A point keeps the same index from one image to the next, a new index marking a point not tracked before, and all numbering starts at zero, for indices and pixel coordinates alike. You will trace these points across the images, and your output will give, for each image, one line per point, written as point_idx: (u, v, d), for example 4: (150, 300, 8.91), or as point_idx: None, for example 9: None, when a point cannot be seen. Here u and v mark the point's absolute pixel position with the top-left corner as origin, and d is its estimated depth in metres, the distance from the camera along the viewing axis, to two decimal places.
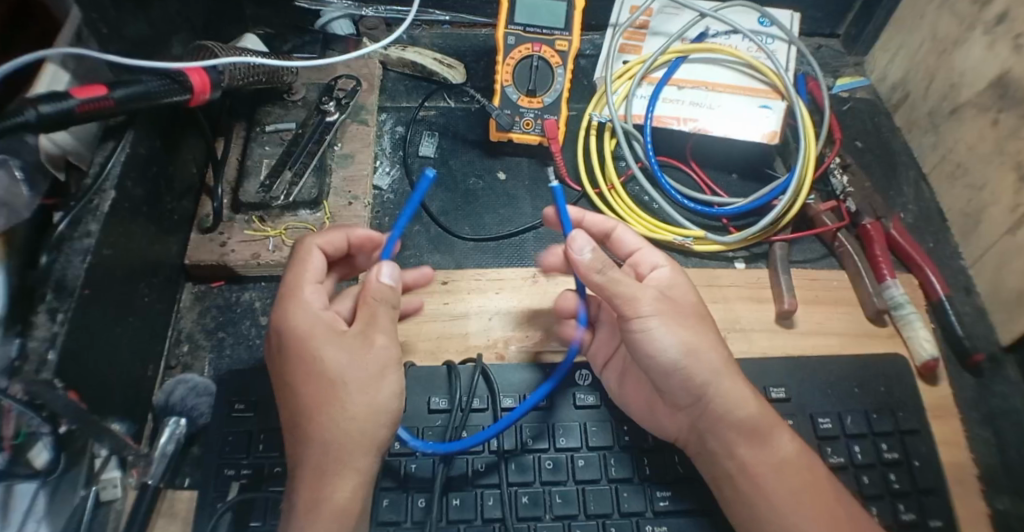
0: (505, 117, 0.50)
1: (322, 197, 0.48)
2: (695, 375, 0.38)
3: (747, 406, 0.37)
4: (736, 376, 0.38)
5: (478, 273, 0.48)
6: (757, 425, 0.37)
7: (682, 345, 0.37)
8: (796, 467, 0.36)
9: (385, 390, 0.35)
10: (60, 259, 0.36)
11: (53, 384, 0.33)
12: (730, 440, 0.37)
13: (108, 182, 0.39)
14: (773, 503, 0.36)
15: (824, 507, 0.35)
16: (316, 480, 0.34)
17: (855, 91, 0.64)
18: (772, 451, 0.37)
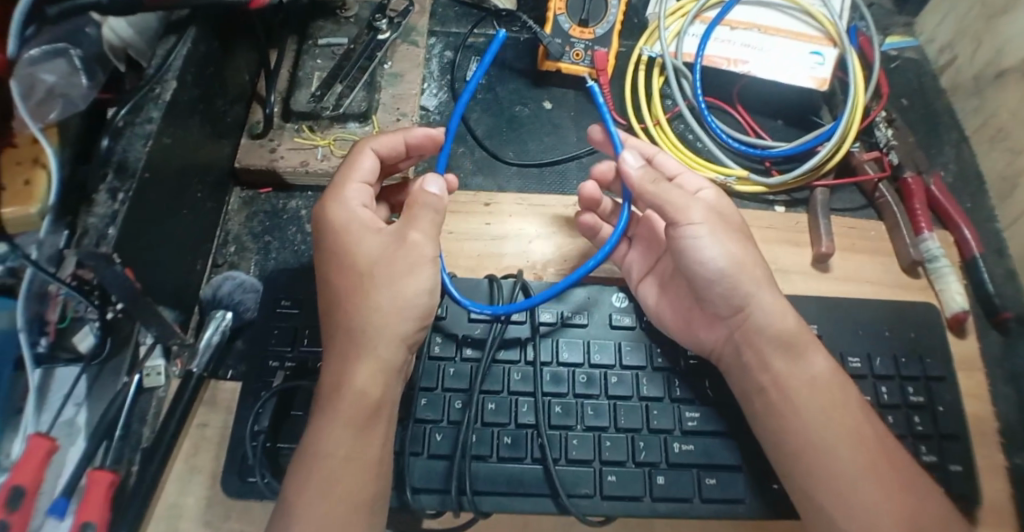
0: (556, 45, 0.50)
1: (371, 112, 0.49)
2: (739, 286, 0.39)
3: (785, 320, 0.39)
4: (776, 291, 0.40)
5: (521, 197, 0.48)
6: (796, 341, 0.39)
7: (728, 258, 0.39)
8: (826, 386, 0.38)
9: (413, 286, 0.36)
10: (121, 143, 0.37)
11: (112, 259, 0.34)
12: (765, 353, 0.39)
13: (169, 74, 0.39)
14: (801, 415, 0.37)
15: (852, 425, 0.37)
16: (341, 364, 0.35)
17: (904, 51, 0.62)
18: (808, 366, 0.38)
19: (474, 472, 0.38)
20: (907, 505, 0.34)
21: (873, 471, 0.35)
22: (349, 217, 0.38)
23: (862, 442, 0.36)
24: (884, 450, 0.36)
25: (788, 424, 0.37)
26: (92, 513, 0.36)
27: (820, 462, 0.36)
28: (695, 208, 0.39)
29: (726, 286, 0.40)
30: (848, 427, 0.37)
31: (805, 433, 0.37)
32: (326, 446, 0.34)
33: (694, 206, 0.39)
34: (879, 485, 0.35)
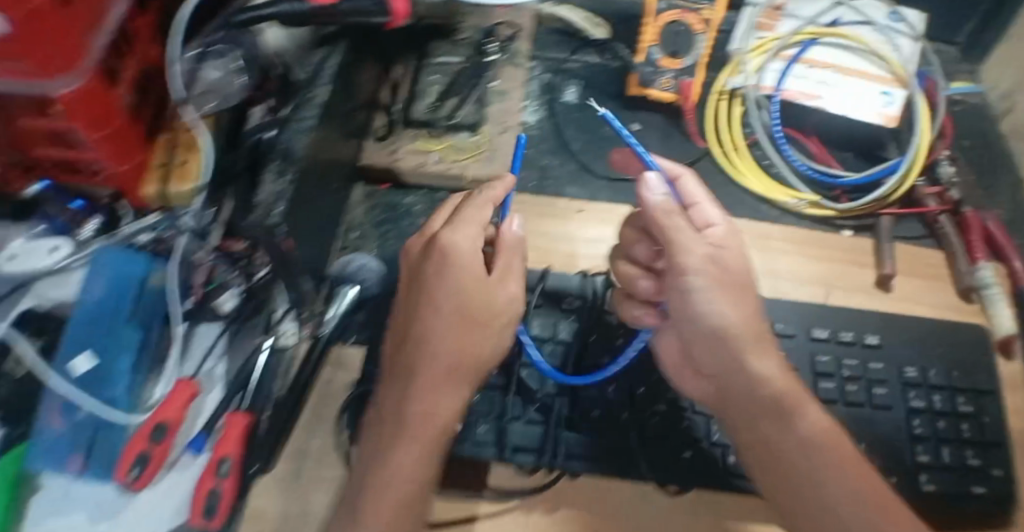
0: (647, 72, 0.56)
1: (480, 124, 0.55)
2: (727, 344, 0.39)
3: (774, 382, 0.38)
4: (769, 352, 0.39)
5: (609, 207, 0.54)
6: (778, 404, 0.37)
7: (721, 314, 0.39)
8: (822, 442, 0.36)
9: (504, 341, 0.43)
10: (284, 134, 0.44)
11: (273, 230, 0.41)
12: (753, 417, 0.38)
13: (323, 80, 0.47)
14: (805, 471, 0.36)
15: (857, 472, 0.35)
16: (425, 393, 0.39)
17: (968, 96, 0.66)
18: (801, 430, 0.37)
19: (566, 438, 0.43)
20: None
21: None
22: (469, 257, 0.42)
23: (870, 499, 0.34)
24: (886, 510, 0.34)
25: (791, 482, 0.36)
26: (228, 447, 0.42)
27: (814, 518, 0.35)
28: (689, 255, 0.40)
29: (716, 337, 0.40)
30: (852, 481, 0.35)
31: (803, 490, 0.35)
32: (400, 417, 0.38)
33: (690, 247, 0.41)
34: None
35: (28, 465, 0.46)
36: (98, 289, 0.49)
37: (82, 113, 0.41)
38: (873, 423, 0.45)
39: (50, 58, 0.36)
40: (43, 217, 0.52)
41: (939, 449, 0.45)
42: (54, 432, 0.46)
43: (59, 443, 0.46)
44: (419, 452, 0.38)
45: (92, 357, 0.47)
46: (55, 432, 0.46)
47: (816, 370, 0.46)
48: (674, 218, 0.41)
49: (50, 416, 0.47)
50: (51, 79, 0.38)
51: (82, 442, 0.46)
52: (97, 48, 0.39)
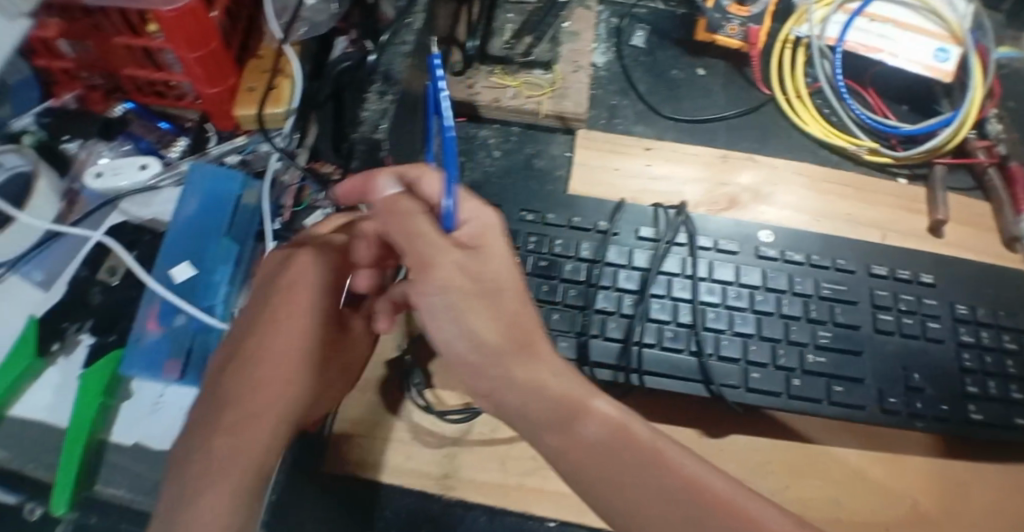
0: (715, 19, 0.58)
1: (553, 62, 0.57)
2: (487, 369, 0.30)
3: (547, 389, 0.31)
4: (529, 358, 0.30)
5: (677, 146, 0.56)
6: (569, 396, 0.31)
7: (473, 340, 0.30)
8: (612, 445, 0.31)
9: (261, 396, 0.40)
10: (385, 56, 0.46)
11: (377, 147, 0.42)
12: (539, 429, 0.31)
13: (418, 6, 0.49)
14: (597, 486, 0.31)
15: (617, 472, 0.30)
16: (214, 435, 0.38)
17: (1015, 60, 0.68)
18: (575, 444, 0.31)
19: (644, 357, 0.46)
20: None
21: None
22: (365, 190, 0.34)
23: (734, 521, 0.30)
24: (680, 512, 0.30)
25: (603, 489, 0.30)
26: None
27: None
28: (440, 267, 0.29)
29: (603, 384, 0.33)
30: (660, 492, 0.30)
31: (610, 482, 0.30)
32: (207, 456, 0.37)
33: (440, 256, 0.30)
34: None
35: (122, 371, 0.48)
36: (190, 208, 0.52)
37: (182, 29, 0.46)
38: (926, 355, 0.48)
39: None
40: (131, 138, 0.56)
41: (985, 382, 0.48)
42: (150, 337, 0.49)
43: (152, 349, 0.48)
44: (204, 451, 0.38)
45: (187, 268, 0.50)
46: (151, 338, 0.48)
47: (875, 304, 0.49)
48: (414, 219, 0.31)
49: (145, 323, 0.49)
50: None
51: (179, 347, 0.48)
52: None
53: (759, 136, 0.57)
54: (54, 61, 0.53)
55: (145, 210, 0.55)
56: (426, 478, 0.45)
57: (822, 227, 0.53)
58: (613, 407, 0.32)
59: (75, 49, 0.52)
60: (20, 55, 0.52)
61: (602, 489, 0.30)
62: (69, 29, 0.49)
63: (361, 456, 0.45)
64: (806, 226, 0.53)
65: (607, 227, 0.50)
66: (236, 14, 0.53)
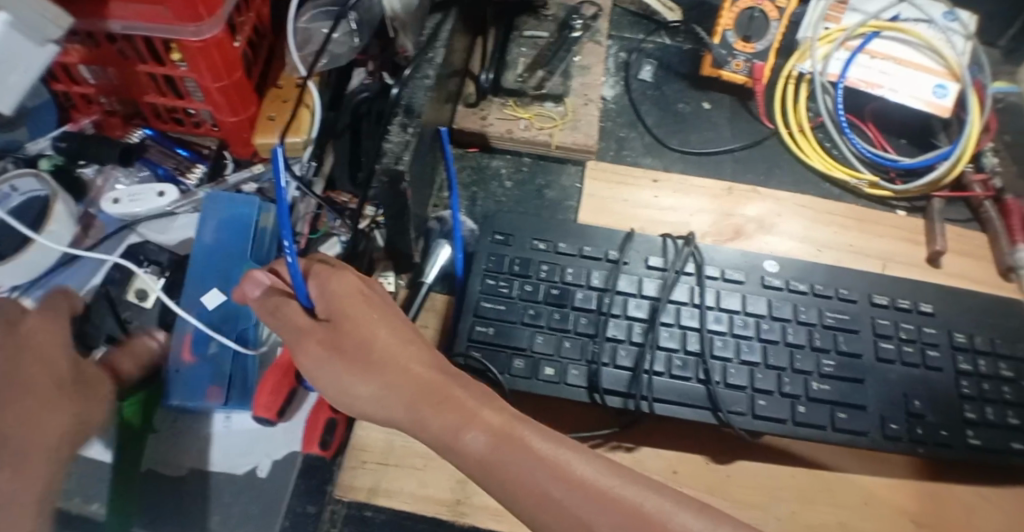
0: (721, 55, 0.60)
1: (565, 96, 0.59)
2: (394, 417, 0.36)
3: (438, 418, 0.35)
4: (403, 391, 0.36)
5: (683, 178, 0.58)
6: (454, 403, 0.35)
7: (378, 393, 0.37)
8: (500, 455, 0.33)
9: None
10: (407, 90, 0.48)
11: (402, 179, 0.44)
12: (439, 443, 0.35)
13: (439, 42, 0.50)
14: (506, 497, 0.33)
15: (513, 482, 0.32)
16: None
17: (1008, 94, 0.71)
18: (460, 454, 0.34)
19: (654, 384, 0.48)
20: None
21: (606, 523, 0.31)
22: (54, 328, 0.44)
23: (617, 509, 0.31)
24: (565, 510, 0.31)
25: (498, 487, 0.33)
26: None
27: None
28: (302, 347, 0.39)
29: (497, 401, 0.36)
30: (540, 485, 0.32)
31: (499, 480, 0.33)
32: None
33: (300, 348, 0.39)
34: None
35: (168, 402, 0.50)
36: (207, 234, 0.53)
37: (209, 59, 0.47)
38: (928, 384, 0.50)
39: (190, 7, 0.43)
40: (147, 165, 0.57)
41: (983, 408, 0.50)
42: (186, 367, 0.51)
43: (193, 376, 0.50)
44: None
45: (218, 295, 0.52)
46: (187, 368, 0.51)
47: (877, 333, 0.50)
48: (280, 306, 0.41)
49: (179, 352, 0.51)
50: (187, 26, 0.45)
51: (215, 376, 0.50)
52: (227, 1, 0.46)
53: (764, 168, 0.59)
54: (73, 86, 0.54)
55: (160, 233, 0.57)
56: (438, 504, 0.45)
57: (826, 257, 0.54)
58: (501, 413, 0.35)
59: (95, 74, 0.52)
60: (42, 81, 0.53)
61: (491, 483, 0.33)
62: (94, 57, 0.50)
63: (374, 483, 0.46)
64: (811, 256, 0.54)
65: (616, 256, 0.52)
66: (257, 47, 0.55)
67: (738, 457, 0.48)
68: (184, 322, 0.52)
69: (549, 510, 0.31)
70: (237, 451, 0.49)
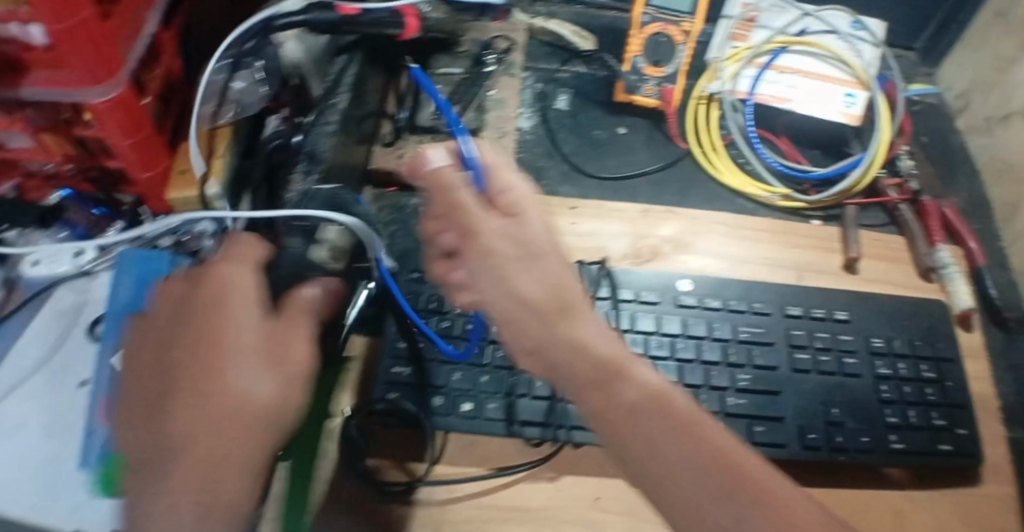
0: (632, 81, 0.61)
1: (480, 130, 0.60)
2: (546, 355, 0.30)
3: (581, 358, 0.30)
4: (578, 320, 0.31)
5: (601, 203, 0.58)
6: (603, 366, 0.30)
7: (542, 287, 0.31)
8: (644, 407, 0.29)
9: (243, 375, 0.34)
10: (310, 137, 0.48)
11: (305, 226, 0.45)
12: (577, 388, 0.30)
13: (343, 88, 0.51)
14: (658, 462, 0.28)
15: (632, 442, 0.29)
16: (188, 404, 0.33)
17: (925, 96, 0.72)
18: (612, 401, 0.29)
19: (570, 411, 0.48)
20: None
21: (722, 493, 0.28)
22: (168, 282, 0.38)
23: (727, 473, 0.28)
24: (716, 470, 0.28)
25: (626, 450, 0.29)
26: None
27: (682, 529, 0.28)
28: (484, 236, 0.31)
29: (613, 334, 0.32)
30: (661, 446, 0.29)
31: (642, 444, 0.29)
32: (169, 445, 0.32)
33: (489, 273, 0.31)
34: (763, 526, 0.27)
35: None
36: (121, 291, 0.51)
37: (115, 119, 0.48)
38: (846, 390, 0.50)
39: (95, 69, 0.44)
40: (67, 225, 0.57)
41: (905, 411, 0.50)
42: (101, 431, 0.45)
43: None
44: (180, 419, 0.32)
45: None
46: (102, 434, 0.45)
47: (792, 343, 0.51)
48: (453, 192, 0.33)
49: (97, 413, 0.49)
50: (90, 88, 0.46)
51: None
52: (129, 59, 0.47)
53: (679, 189, 0.60)
54: None
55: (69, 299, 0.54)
56: None
57: (741, 272, 0.55)
58: (653, 378, 0.31)
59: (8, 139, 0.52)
60: None
61: (605, 439, 0.30)
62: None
63: None
64: (726, 272, 0.55)
65: None
66: (168, 101, 0.56)
67: None
68: (97, 383, 0.48)
69: (692, 477, 0.28)
70: None
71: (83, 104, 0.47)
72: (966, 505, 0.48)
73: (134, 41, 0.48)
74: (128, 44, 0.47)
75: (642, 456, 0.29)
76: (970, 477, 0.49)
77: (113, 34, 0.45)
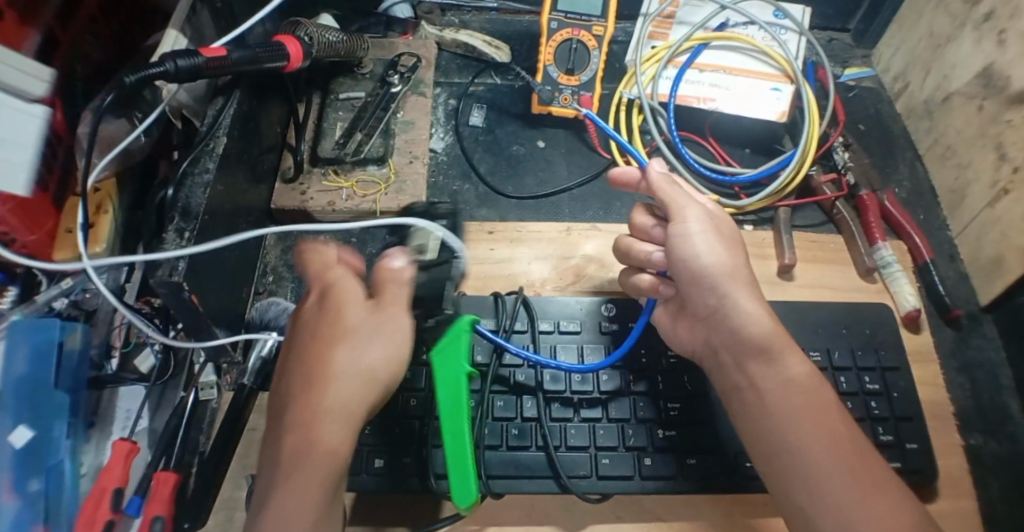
0: (547, 92, 0.58)
1: (387, 156, 0.56)
2: (749, 334, 0.41)
3: (758, 324, 0.41)
4: (753, 293, 0.42)
5: (520, 225, 0.55)
6: (765, 345, 0.40)
7: (716, 260, 0.42)
8: (802, 385, 0.40)
9: (344, 357, 0.37)
10: (183, 191, 0.44)
11: (182, 287, 0.41)
12: (742, 358, 0.41)
13: (220, 131, 0.46)
14: (798, 431, 0.38)
15: (834, 427, 0.38)
16: (305, 393, 0.36)
17: (861, 80, 0.68)
18: (779, 371, 0.40)
19: (487, 458, 0.44)
20: (876, 506, 0.35)
21: (846, 469, 0.36)
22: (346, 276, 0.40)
23: (844, 457, 0.37)
24: (851, 447, 0.37)
25: (768, 421, 0.39)
26: (157, 507, 0.44)
27: (809, 497, 0.36)
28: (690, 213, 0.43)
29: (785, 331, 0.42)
30: (794, 421, 0.38)
31: (770, 411, 0.39)
32: (295, 436, 0.35)
33: (693, 206, 0.43)
34: (856, 487, 0.36)
35: None
36: (20, 365, 0.48)
37: None
38: None
39: None
40: None
41: None
42: (5, 509, 0.45)
43: (12, 522, 0.45)
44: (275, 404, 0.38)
45: (26, 430, 0.47)
46: (6, 511, 0.45)
47: None
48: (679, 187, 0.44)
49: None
50: None
51: (36, 514, 0.45)
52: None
53: (603, 205, 0.57)
54: None
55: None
56: None
57: None
58: (805, 365, 0.41)
59: None
60: None
61: (754, 414, 0.40)
62: None
63: None
64: None
65: None
66: (50, 155, 0.49)
67: (589, 520, 0.44)
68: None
69: (821, 453, 0.37)
70: None
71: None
72: None
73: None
74: None
75: (774, 420, 0.39)
76: (926, 495, 0.46)
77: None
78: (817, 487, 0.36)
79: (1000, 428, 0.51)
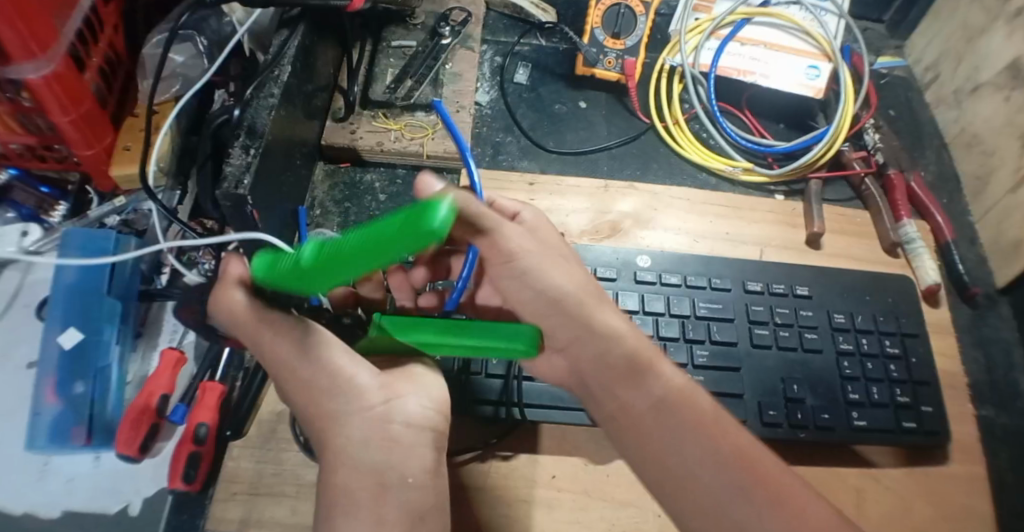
0: (592, 54, 0.61)
1: (436, 104, 0.58)
2: (622, 346, 0.40)
3: (622, 342, 0.40)
4: (609, 310, 0.42)
5: (560, 180, 0.57)
6: (632, 362, 0.39)
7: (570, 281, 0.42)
8: (675, 403, 0.38)
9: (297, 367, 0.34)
10: (250, 110, 0.45)
11: (245, 200, 0.42)
12: (608, 383, 0.40)
13: (285, 59, 0.47)
14: (682, 454, 0.36)
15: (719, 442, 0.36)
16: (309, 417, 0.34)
17: (894, 69, 0.70)
18: (653, 387, 0.38)
19: (524, 389, 0.46)
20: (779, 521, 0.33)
21: (739, 488, 0.34)
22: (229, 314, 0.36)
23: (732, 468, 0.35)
24: (740, 460, 0.35)
25: (648, 448, 0.37)
26: (204, 415, 0.46)
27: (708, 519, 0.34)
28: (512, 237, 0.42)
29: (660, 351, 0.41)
30: (675, 439, 0.36)
31: (638, 436, 0.37)
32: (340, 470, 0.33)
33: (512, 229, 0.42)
34: (747, 502, 0.34)
35: (32, 448, 0.47)
36: (70, 275, 0.50)
37: (53, 97, 0.44)
38: (806, 367, 0.49)
39: (27, 44, 0.40)
40: (11, 204, 0.53)
41: (868, 388, 0.48)
42: (49, 410, 0.47)
43: (56, 422, 0.47)
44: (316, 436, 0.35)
45: (76, 333, 0.49)
46: (51, 411, 0.47)
47: (751, 319, 0.50)
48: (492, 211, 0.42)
49: (43, 396, 0.47)
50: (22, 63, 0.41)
51: (81, 416, 0.47)
52: (65, 33, 0.43)
53: (641, 166, 0.59)
54: None
55: (5, 286, 0.53)
56: None
57: (702, 247, 0.55)
58: (679, 376, 0.39)
59: None
60: None
61: (634, 443, 0.37)
62: None
63: (244, 514, 0.41)
64: (687, 247, 0.54)
65: None
66: (111, 76, 0.51)
67: (616, 454, 0.46)
68: (42, 367, 0.48)
69: (705, 472, 0.35)
70: (103, 490, 0.48)
71: (17, 83, 0.43)
72: (932, 486, 0.47)
73: (70, 14, 0.43)
74: (62, 16, 0.43)
75: (645, 445, 0.37)
76: (937, 456, 0.48)
77: (44, 7, 0.41)
78: (707, 510, 0.34)
79: (1011, 402, 0.53)
